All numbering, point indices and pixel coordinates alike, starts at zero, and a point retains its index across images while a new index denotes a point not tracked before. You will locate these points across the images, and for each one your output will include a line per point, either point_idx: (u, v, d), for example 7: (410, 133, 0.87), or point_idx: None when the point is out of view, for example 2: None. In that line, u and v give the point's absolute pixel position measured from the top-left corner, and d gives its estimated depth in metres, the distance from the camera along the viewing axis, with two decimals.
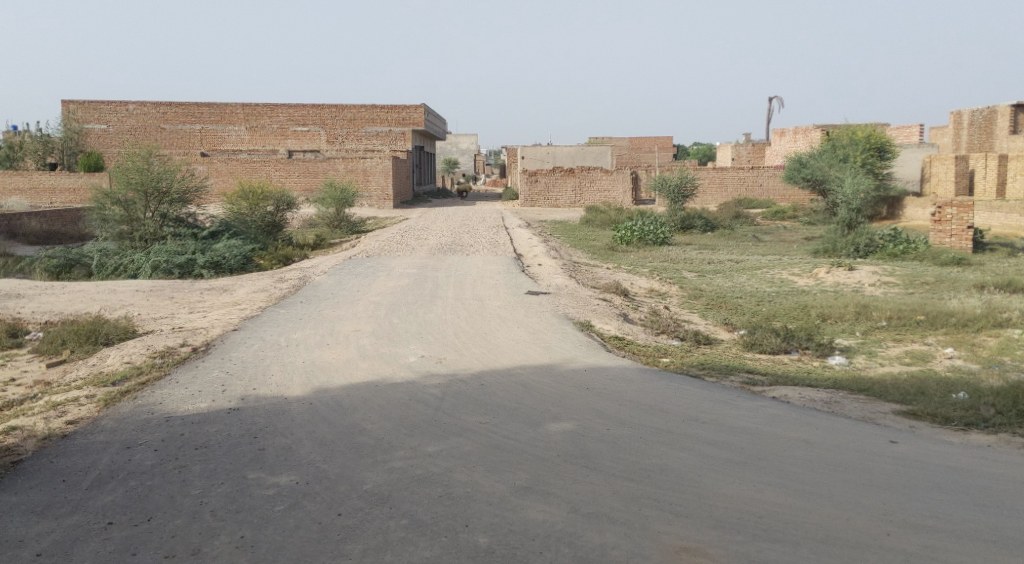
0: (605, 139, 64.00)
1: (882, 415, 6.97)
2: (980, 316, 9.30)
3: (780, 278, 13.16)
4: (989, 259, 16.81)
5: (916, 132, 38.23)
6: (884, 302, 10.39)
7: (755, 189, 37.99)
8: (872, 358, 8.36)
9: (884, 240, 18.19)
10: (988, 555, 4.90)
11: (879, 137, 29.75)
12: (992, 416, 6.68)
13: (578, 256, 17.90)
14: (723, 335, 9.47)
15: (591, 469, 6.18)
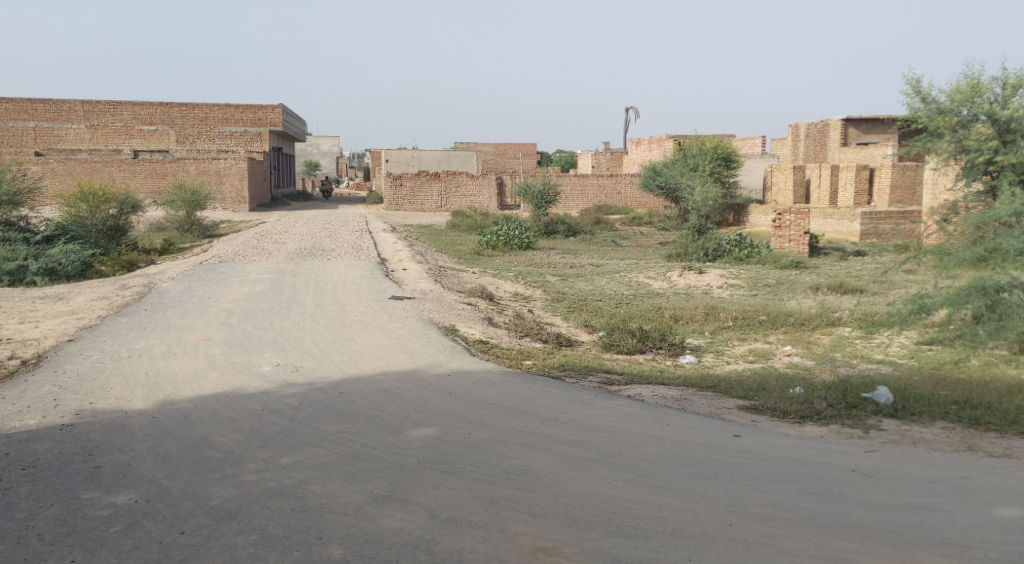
0: (470, 144, 64.56)
1: (727, 410, 7.28)
2: (815, 316, 10.03)
3: (637, 281, 13.62)
4: (824, 263, 18.10)
5: (758, 143, 40.79)
6: (731, 303, 10.98)
7: (613, 196, 39.31)
8: (719, 356, 8.74)
9: (731, 244, 19.36)
10: (818, 539, 5.23)
11: (725, 147, 31.58)
12: (825, 408, 7.11)
13: (443, 260, 17.89)
14: (584, 337, 9.68)
15: (451, 474, 6.16)
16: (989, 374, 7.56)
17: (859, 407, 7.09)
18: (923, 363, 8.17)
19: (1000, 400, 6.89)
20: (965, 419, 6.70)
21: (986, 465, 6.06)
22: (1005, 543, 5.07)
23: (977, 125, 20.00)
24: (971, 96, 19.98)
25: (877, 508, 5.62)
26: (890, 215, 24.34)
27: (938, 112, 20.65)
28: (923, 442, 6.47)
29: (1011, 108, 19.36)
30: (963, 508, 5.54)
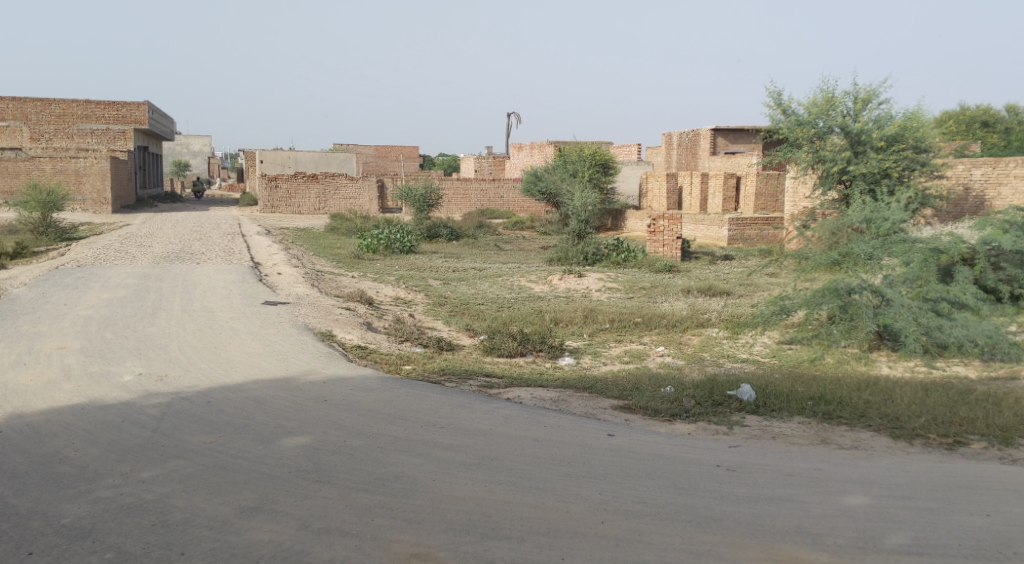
0: (350, 146, 63.78)
1: (602, 410, 7.42)
2: (687, 317, 10.44)
3: (519, 285, 13.79)
4: (696, 267, 18.91)
5: (633, 151, 42.09)
6: (608, 306, 11.29)
7: (496, 200, 39.64)
8: (596, 358, 8.95)
9: (608, 249, 19.94)
10: (683, 533, 5.42)
11: (603, 154, 33.27)
12: (694, 407, 7.37)
13: (322, 264, 17.56)
14: (465, 340, 9.73)
15: (325, 482, 6.03)
16: (842, 372, 8.05)
17: (724, 405, 7.38)
18: (783, 362, 8.62)
19: (851, 396, 7.33)
20: (819, 413, 7.07)
21: (836, 457, 6.41)
22: (851, 529, 5.38)
23: (831, 137, 21.46)
24: (826, 109, 21.31)
25: (738, 500, 5.86)
26: (755, 221, 25.39)
27: (797, 123, 21.94)
28: (782, 436, 6.79)
29: (861, 122, 20.90)
30: (816, 497, 5.85)
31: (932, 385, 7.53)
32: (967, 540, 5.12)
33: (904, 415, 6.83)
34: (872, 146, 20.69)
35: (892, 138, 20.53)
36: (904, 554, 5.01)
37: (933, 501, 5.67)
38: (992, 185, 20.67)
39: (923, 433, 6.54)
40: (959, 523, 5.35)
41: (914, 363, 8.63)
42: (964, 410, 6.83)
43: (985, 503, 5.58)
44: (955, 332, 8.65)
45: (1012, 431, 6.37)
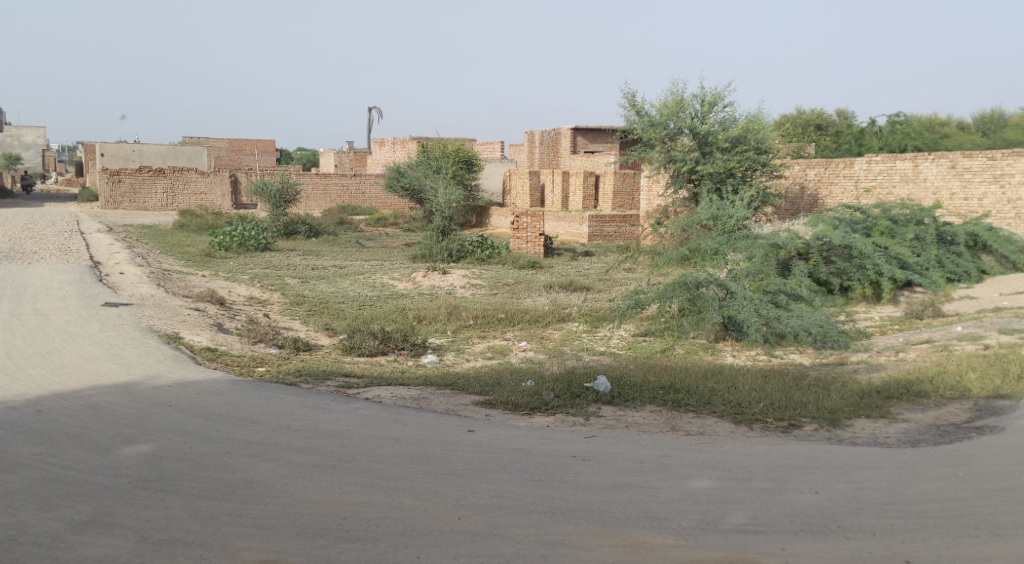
0: (203, 140, 61.30)
1: (463, 406, 7.35)
2: (548, 313, 10.67)
3: (382, 282, 13.68)
4: (558, 263, 19.38)
5: (497, 149, 42.52)
6: (471, 302, 11.37)
7: (356, 196, 39.40)
8: (459, 354, 8.99)
9: (472, 246, 20.08)
10: (539, 525, 5.38)
11: (467, 151, 32.93)
12: (552, 399, 7.43)
13: (169, 263, 16.78)
14: (324, 340, 9.55)
15: (168, 491, 5.71)
16: (693, 364, 8.37)
17: (581, 396, 7.50)
18: (638, 354, 8.91)
19: (699, 384, 7.63)
20: (670, 402, 7.30)
21: (684, 443, 6.56)
22: (696, 511, 5.53)
23: (681, 138, 22.44)
24: (677, 111, 22.18)
25: (594, 490, 5.87)
26: (613, 219, 26.32)
27: (650, 124, 22.64)
28: (635, 425, 6.91)
29: (708, 124, 22.03)
30: (664, 483, 5.97)
31: (772, 373, 7.95)
32: (800, 517, 5.37)
33: (746, 401, 7.15)
34: (718, 147, 21.98)
35: (736, 139, 21.81)
36: (742, 533, 5.19)
37: (770, 481, 5.89)
38: (824, 184, 22.23)
39: (762, 418, 6.84)
40: (794, 501, 5.59)
41: (756, 351, 9.08)
42: (798, 395, 7.20)
43: (817, 480, 5.86)
44: (791, 323, 9.17)
45: (839, 413, 6.77)
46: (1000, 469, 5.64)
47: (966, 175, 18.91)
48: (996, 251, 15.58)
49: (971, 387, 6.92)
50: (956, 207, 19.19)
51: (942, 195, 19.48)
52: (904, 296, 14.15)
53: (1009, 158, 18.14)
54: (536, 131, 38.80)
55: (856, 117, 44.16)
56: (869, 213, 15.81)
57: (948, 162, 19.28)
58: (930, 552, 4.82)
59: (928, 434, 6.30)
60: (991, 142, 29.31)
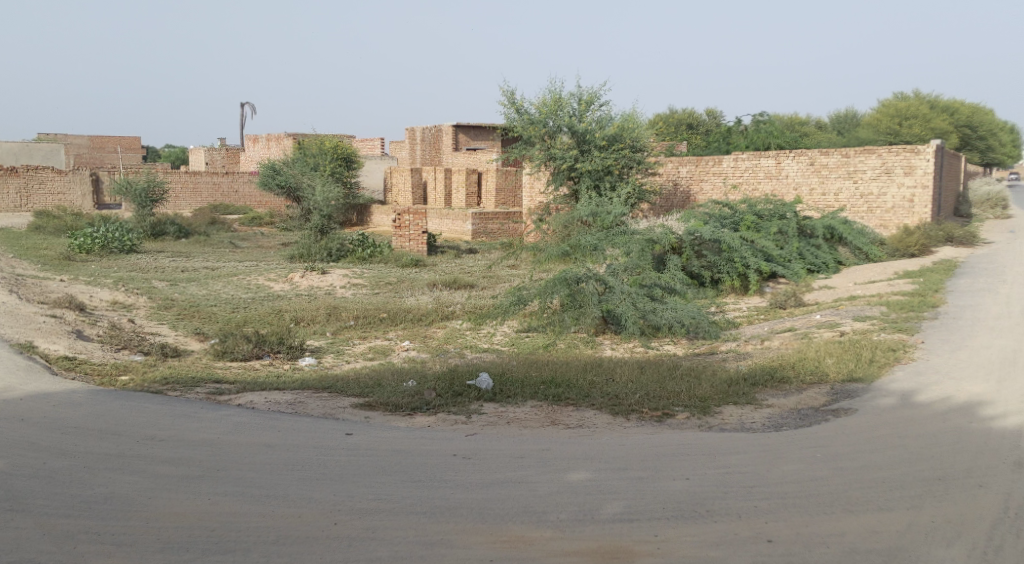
0: (61, 137, 57.85)
1: (341, 410, 7.21)
2: (431, 311, 10.72)
3: (257, 284, 13.30)
4: (441, 260, 19.42)
5: (376, 146, 41.68)
6: (352, 302, 11.23)
7: (230, 195, 38.22)
8: (338, 356, 8.87)
9: (353, 244, 19.83)
10: (417, 526, 5.20)
11: (345, 148, 33.00)
12: (434, 399, 7.37)
13: (21, 268, 15.74)
14: (194, 346, 9.23)
15: (18, 510, 5.27)
16: (573, 358, 8.54)
17: (463, 394, 7.48)
18: (521, 350, 9.03)
19: (578, 378, 7.75)
20: (550, 396, 7.35)
21: (564, 436, 6.51)
22: (573, 504, 5.49)
23: (560, 136, 22.85)
24: (555, 109, 22.66)
25: (474, 487, 5.71)
26: (497, 216, 26.66)
27: (530, 122, 22.92)
28: (516, 420, 6.85)
29: (586, 122, 22.48)
30: (543, 477, 5.87)
31: (647, 364, 8.20)
32: (670, 503, 5.44)
33: (624, 393, 7.29)
34: (596, 145, 22.51)
35: (612, 138, 22.47)
36: (617, 523, 5.21)
37: (644, 470, 5.94)
38: (696, 181, 23.13)
39: (637, 408, 6.95)
40: (666, 489, 5.64)
41: (633, 344, 9.43)
42: (671, 385, 7.41)
43: (688, 468, 5.95)
44: (666, 315, 9.51)
45: (710, 400, 6.99)
46: (852, 449, 5.94)
47: (823, 171, 20.24)
48: (851, 243, 16.71)
49: (828, 372, 7.36)
50: (815, 201, 20.50)
51: (802, 191, 20.73)
52: (769, 288, 14.84)
53: (861, 156, 19.61)
54: (417, 128, 38.78)
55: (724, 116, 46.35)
56: (736, 208, 16.64)
57: (807, 160, 20.52)
58: (790, 530, 5.01)
59: (789, 418, 6.60)
60: (844, 141, 31.43)
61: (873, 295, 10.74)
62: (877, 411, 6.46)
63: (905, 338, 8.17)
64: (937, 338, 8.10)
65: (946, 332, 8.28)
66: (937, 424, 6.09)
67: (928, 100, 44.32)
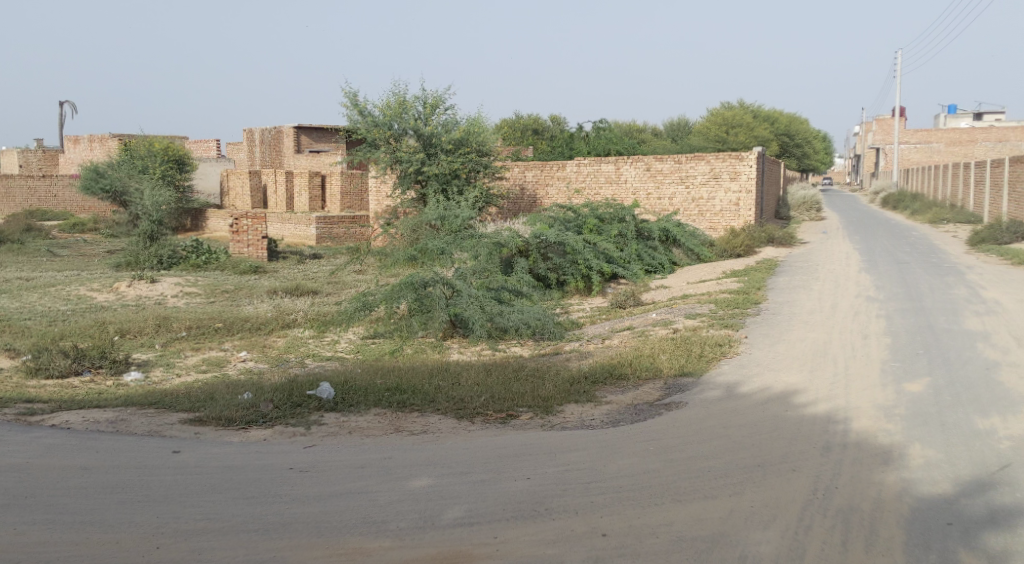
0: None
1: (168, 426, 6.83)
2: (272, 319, 10.50)
3: (77, 294, 12.41)
4: (283, 267, 18.92)
5: (213, 147, 40.71)
6: (184, 313, 10.75)
7: (49, 200, 35.59)
8: (168, 369, 8.44)
9: (186, 251, 18.96)
10: (247, 543, 4.86)
11: (176, 150, 31.18)
12: (271, 411, 7.12)
13: None
14: (3, 363, 8.51)
15: None
16: (420, 363, 8.56)
17: (302, 405, 7.27)
18: (366, 357, 8.98)
19: (424, 383, 7.72)
20: (394, 403, 7.27)
21: (407, 443, 6.37)
22: (413, 511, 5.28)
23: (406, 139, 22.73)
24: (400, 112, 22.43)
25: (310, 500, 5.43)
26: (342, 220, 26.12)
27: (374, 124, 22.58)
28: (358, 430, 6.71)
29: (431, 125, 22.46)
30: (384, 486, 5.61)
31: (493, 367, 8.30)
32: (511, 504, 5.34)
33: (468, 397, 7.30)
34: (442, 149, 22.56)
35: (459, 141, 22.55)
36: (458, 528, 5.05)
37: (486, 473, 5.78)
38: (541, 185, 23.54)
39: (482, 411, 6.99)
40: (507, 489, 5.54)
41: (481, 346, 9.47)
42: (515, 386, 7.51)
43: (530, 466, 5.89)
44: (513, 318, 9.66)
45: (552, 400, 7.13)
46: (682, 440, 6.17)
47: (659, 176, 21.15)
48: (683, 244, 17.68)
49: (662, 367, 7.69)
50: (653, 205, 21.41)
51: (639, 195, 21.57)
52: (611, 288, 15.37)
53: (691, 161, 20.64)
54: (254, 129, 38.00)
55: (568, 122, 47.89)
56: (579, 212, 17.22)
57: (643, 165, 21.38)
58: (623, 523, 5.09)
59: (626, 413, 6.83)
60: (678, 147, 33.23)
61: (704, 294, 11.39)
62: (704, 403, 6.80)
63: (731, 333, 8.70)
64: (759, 332, 8.68)
65: (767, 326, 8.88)
66: (757, 413, 6.48)
67: (751, 109, 47.63)
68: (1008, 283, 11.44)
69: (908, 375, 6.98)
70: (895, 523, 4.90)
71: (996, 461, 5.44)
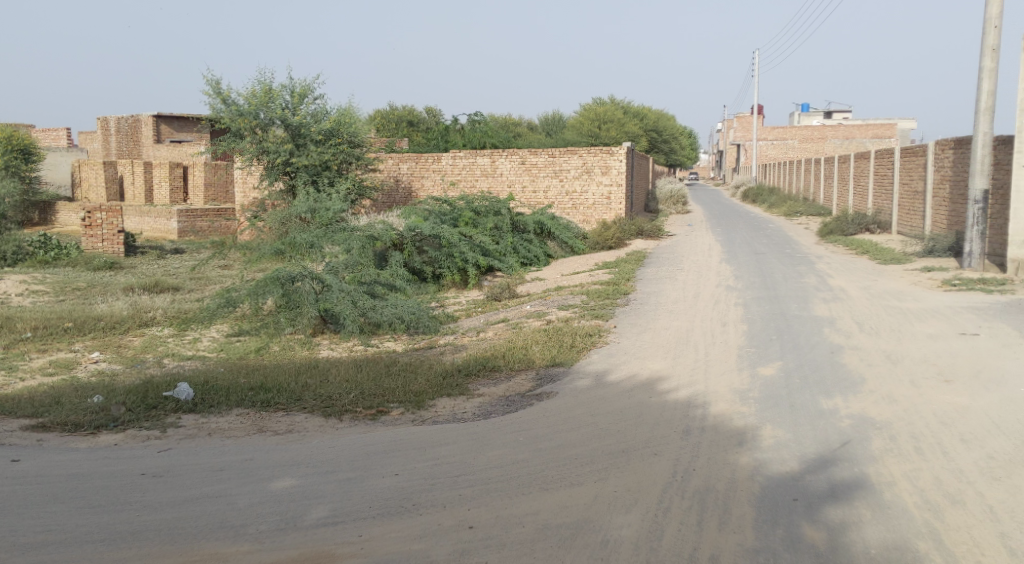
0: None
1: (6, 434, 6.37)
2: (127, 318, 10.06)
3: None
4: (141, 262, 18.04)
5: (63, 135, 38.55)
6: (30, 312, 10.10)
7: None
8: (10, 373, 7.88)
9: (34, 247, 17.80)
10: (92, 555, 4.56)
11: (21, 137, 30.08)
12: (123, 414, 6.75)
13: None
14: None
15: None
16: (288, 361, 8.40)
17: (158, 408, 6.94)
18: (231, 356, 8.81)
19: (290, 382, 7.51)
20: (258, 403, 7.04)
21: (271, 443, 6.19)
22: (274, 512, 5.06)
23: (273, 129, 21.43)
24: (266, 101, 21.10)
25: (163, 507, 5.16)
26: (206, 213, 25.16)
27: (238, 113, 21.15)
28: (218, 431, 6.46)
29: (300, 115, 21.34)
30: (243, 488, 5.39)
31: (364, 362, 8.22)
32: (377, 500, 5.19)
33: (337, 394, 7.16)
34: (312, 139, 21.53)
35: (329, 132, 21.60)
36: (320, 527, 4.87)
37: (352, 470, 5.62)
38: (416, 177, 23.27)
39: (351, 408, 6.86)
40: (372, 486, 5.38)
41: (353, 342, 9.46)
42: (386, 382, 7.43)
43: (397, 462, 5.77)
44: (386, 312, 9.68)
45: (424, 394, 7.10)
46: (551, 430, 6.25)
47: (534, 170, 21.79)
48: (558, 237, 18.14)
49: (535, 358, 7.81)
50: (528, 198, 22.03)
51: (515, 188, 22.07)
52: (486, 281, 15.50)
53: (564, 156, 21.45)
54: (110, 117, 36.34)
55: (442, 114, 48.10)
56: (455, 205, 17.07)
57: (518, 159, 21.90)
58: (490, 515, 5.03)
59: (498, 405, 6.87)
60: (552, 141, 33.67)
61: (576, 285, 11.65)
62: (574, 393, 6.94)
63: (601, 323, 8.93)
64: (627, 322, 8.94)
65: (635, 316, 9.16)
66: (624, 400, 6.67)
67: (621, 105, 49.11)
68: (852, 272, 12.32)
69: (762, 360, 7.37)
70: (747, 502, 5.09)
71: (837, 438, 5.79)
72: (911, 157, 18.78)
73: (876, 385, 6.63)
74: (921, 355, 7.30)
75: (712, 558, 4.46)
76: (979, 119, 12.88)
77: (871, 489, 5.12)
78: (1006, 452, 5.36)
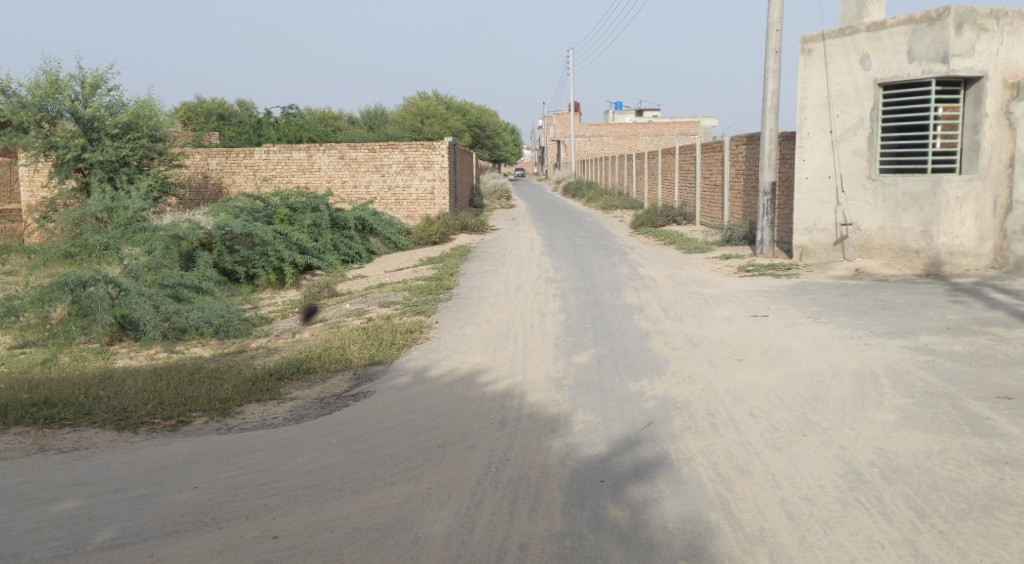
0: None
1: None
2: None
3: None
4: None
5: None
6: None
7: None
8: None
9: None
10: None
11: None
12: None
13: None
14: None
15: None
16: (79, 374, 7.88)
17: None
18: (13, 370, 8.45)
19: (78, 396, 7.01)
20: (40, 419, 6.53)
21: (54, 463, 5.74)
22: (54, 538, 4.63)
23: (62, 123, 19.50)
24: (52, 92, 19.19)
25: None
26: None
27: (20, 105, 19.17)
28: None
29: (92, 108, 19.47)
30: (19, 515, 4.93)
31: (166, 371, 7.85)
32: (172, 517, 4.86)
33: (132, 405, 6.76)
34: (107, 133, 19.83)
35: (126, 126, 20.06)
36: (105, 551, 4.47)
37: (146, 487, 5.29)
38: (227, 173, 22.54)
39: (148, 420, 6.48)
40: (168, 502, 5.06)
41: (156, 349, 9.34)
42: (189, 391, 7.11)
43: (198, 475, 5.46)
44: (192, 316, 9.61)
45: (231, 401, 6.83)
46: (366, 430, 6.17)
47: (354, 165, 21.77)
48: (381, 233, 18.15)
49: (352, 357, 7.76)
50: (348, 193, 22.01)
51: (335, 182, 21.96)
52: (305, 279, 15.21)
53: (385, 151, 21.61)
54: None
55: (254, 107, 46.49)
56: (269, 202, 16.43)
57: (337, 154, 21.80)
58: (296, 523, 4.80)
59: (311, 408, 6.72)
60: (374, 135, 33.43)
61: (399, 282, 11.58)
62: (392, 391, 6.91)
63: (423, 319, 8.93)
64: (449, 317, 9.01)
65: (457, 310, 9.26)
66: (441, 396, 6.70)
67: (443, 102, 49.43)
68: (662, 261, 13.04)
69: (577, 347, 7.65)
70: (556, 487, 5.18)
71: (642, 419, 6.07)
72: (708, 152, 20.10)
73: (678, 366, 7.03)
74: (718, 336, 7.82)
75: (521, 546, 4.47)
76: (765, 117, 13.91)
77: (670, 466, 5.36)
78: (788, 423, 5.81)
